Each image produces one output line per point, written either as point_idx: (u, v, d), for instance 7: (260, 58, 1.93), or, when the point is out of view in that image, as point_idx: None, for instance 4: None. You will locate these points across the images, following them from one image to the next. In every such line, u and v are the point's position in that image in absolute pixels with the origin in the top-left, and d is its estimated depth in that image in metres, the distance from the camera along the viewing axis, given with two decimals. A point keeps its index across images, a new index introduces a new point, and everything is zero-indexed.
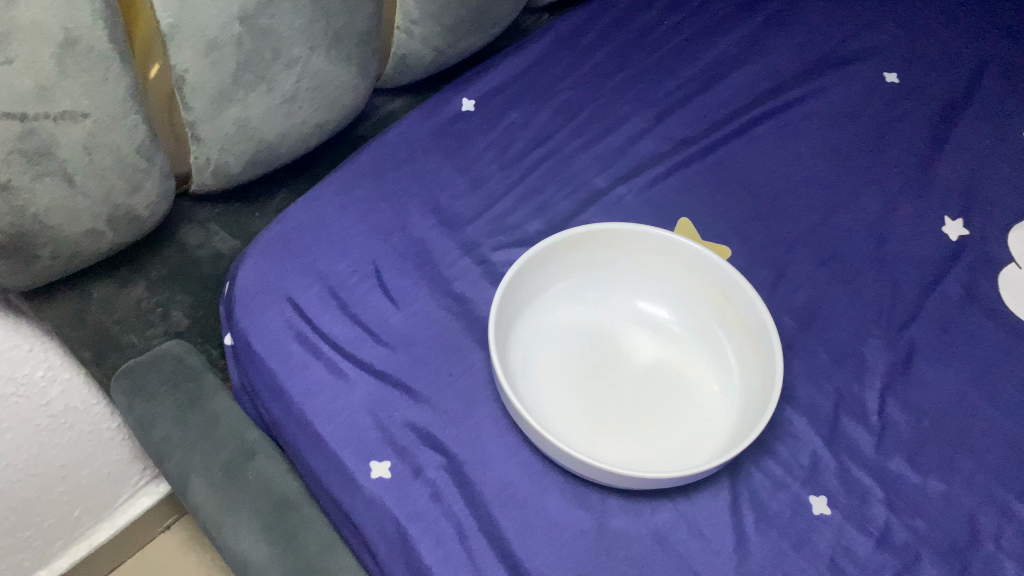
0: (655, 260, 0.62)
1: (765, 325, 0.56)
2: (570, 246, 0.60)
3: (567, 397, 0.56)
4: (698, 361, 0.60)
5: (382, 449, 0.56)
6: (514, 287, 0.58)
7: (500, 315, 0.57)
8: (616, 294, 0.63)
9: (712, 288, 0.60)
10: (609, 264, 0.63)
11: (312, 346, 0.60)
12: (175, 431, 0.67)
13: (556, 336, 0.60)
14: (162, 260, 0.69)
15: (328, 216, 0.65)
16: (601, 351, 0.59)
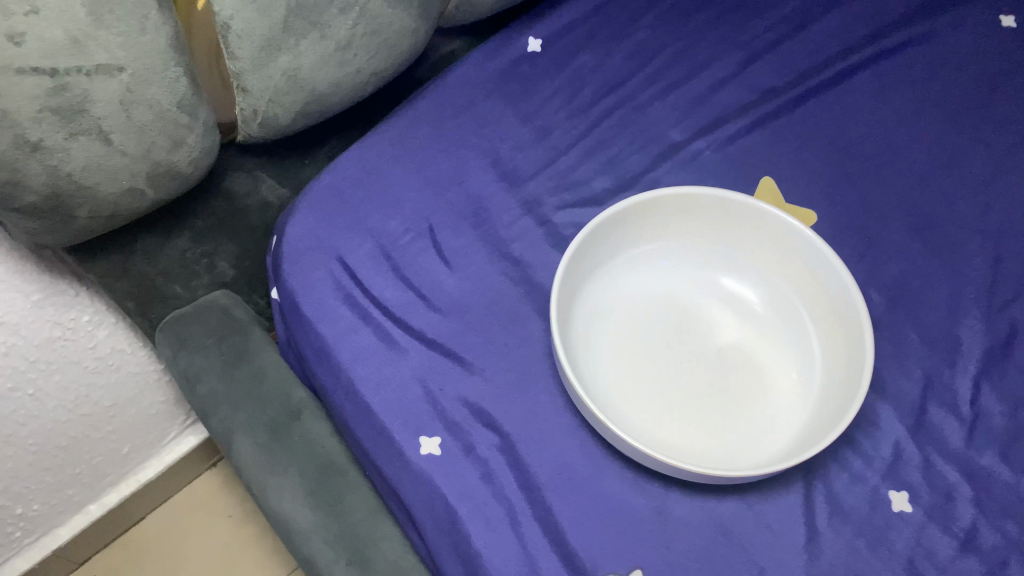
0: (735, 230, 0.57)
1: (855, 305, 0.51)
2: (641, 212, 0.55)
3: (632, 379, 0.53)
4: (777, 343, 0.55)
5: (432, 423, 0.53)
6: (578, 257, 0.53)
7: (563, 286, 0.53)
8: (690, 265, 0.58)
9: (798, 264, 0.55)
10: (683, 231, 0.58)
11: (361, 309, 0.56)
12: (220, 386, 0.65)
13: (623, 309, 0.56)
14: (208, 211, 0.64)
15: (379, 168, 0.61)
16: (672, 328, 0.55)
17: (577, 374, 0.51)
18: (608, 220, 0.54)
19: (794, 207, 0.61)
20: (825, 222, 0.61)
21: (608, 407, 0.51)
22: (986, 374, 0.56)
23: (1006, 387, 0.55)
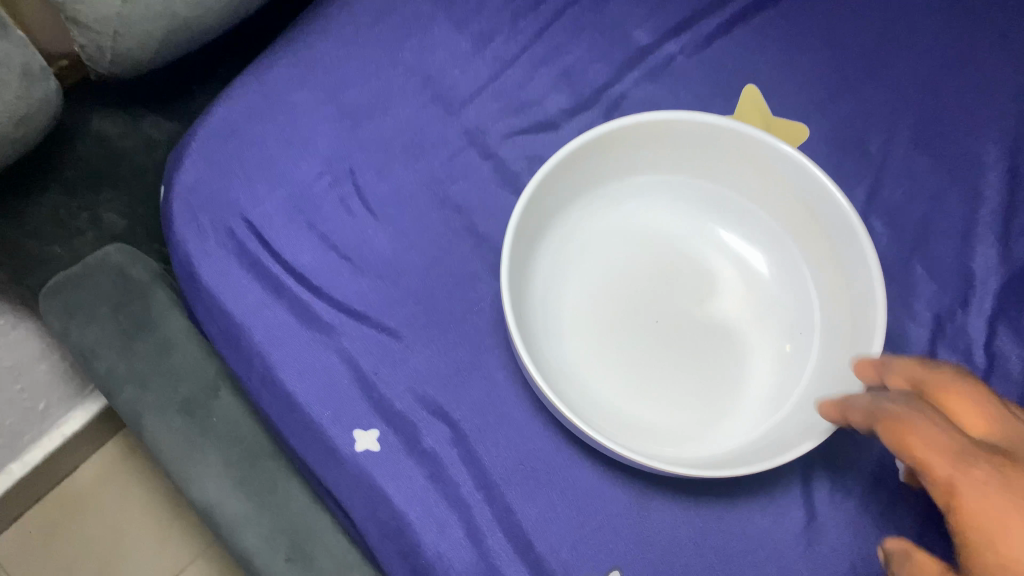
0: (715, 171, 0.48)
1: (861, 253, 0.43)
2: (607, 150, 0.46)
3: (597, 358, 0.45)
4: (761, 305, 0.48)
5: (369, 415, 0.44)
6: (532, 209, 0.44)
7: (517, 246, 0.44)
8: (663, 216, 0.50)
9: (793, 211, 0.47)
10: (656, 174, 0.49)
11: (273, 278, 0.47)
12: (121, 363, 0.55)
13: (585, 272, 0.48)
14: (76, 157, 0.55)
15: (283, 96, 0.49)
16: (642, 294, 0.47)
17: (534, 349, 0.43)
18: (569, 162, 0.45)
19: (784, 121, 0.52)
20: (822, 138, 0.51)
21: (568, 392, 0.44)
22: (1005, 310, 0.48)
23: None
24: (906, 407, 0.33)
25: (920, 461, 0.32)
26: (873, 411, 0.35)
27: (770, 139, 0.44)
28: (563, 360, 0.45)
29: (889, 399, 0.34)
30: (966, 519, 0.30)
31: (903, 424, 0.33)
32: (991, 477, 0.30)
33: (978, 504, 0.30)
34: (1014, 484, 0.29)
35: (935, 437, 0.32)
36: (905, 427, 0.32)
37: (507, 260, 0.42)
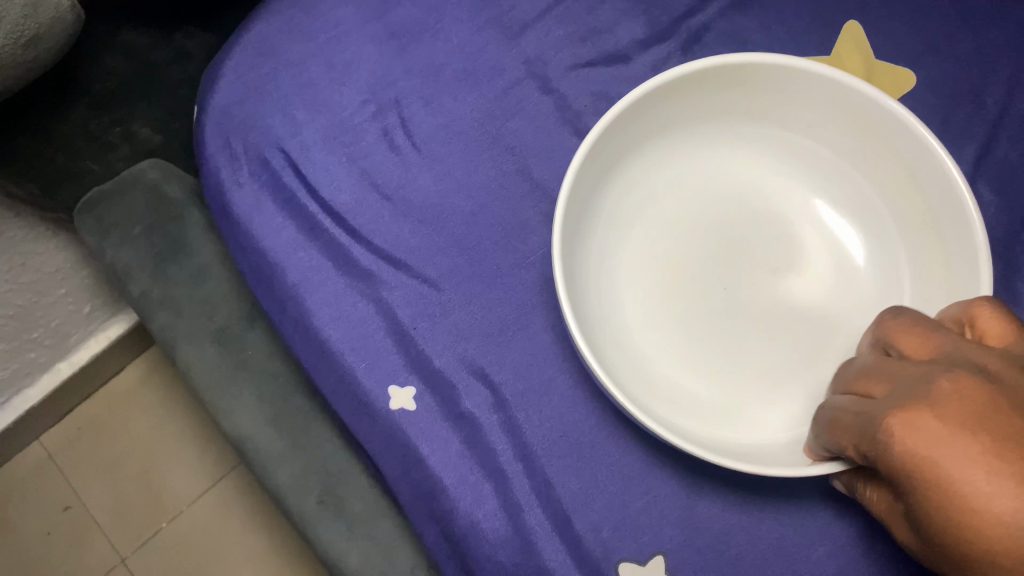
0: (805, 123, 0.43)
1: (967, 235, 0.37)
2: (685, 93, 0.41)
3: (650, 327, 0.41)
4: (840, 280, 0.43)
5: (405, 371, 0.42)
6: (593, 159, 0.39)
7: (575, 199, 0.40)
8: (742, 171, 0.44)
9: (893, 175, 0.41)
10: (737, 122, 0.44)
11: (309, 216, 0.43)
12: (155, 287, 0.53)
13: (647, 228, 0.43)
14: (111, 75, 0.48)
15: (326, 15, 0.45)
16: (708, 259, 0.42)
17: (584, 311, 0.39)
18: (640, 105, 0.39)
19: (886, 65, 0.45)
20: (930, 85, 0.45)
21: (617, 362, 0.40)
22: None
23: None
24: (840, 411, 0.30)
25: (863, 456, 0.28)
26: (823, 420, 0.32)
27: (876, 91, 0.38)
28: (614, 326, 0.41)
29: (836, 407, 0.31)
30: (916, 496, 0.25)
31: (840, 430, 0.30)
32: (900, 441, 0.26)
33: (910, 473, 0.25)
34: (917, 437, 0.25)
35: (861, 431, 0.28)
36: (840, 432, 0.30)
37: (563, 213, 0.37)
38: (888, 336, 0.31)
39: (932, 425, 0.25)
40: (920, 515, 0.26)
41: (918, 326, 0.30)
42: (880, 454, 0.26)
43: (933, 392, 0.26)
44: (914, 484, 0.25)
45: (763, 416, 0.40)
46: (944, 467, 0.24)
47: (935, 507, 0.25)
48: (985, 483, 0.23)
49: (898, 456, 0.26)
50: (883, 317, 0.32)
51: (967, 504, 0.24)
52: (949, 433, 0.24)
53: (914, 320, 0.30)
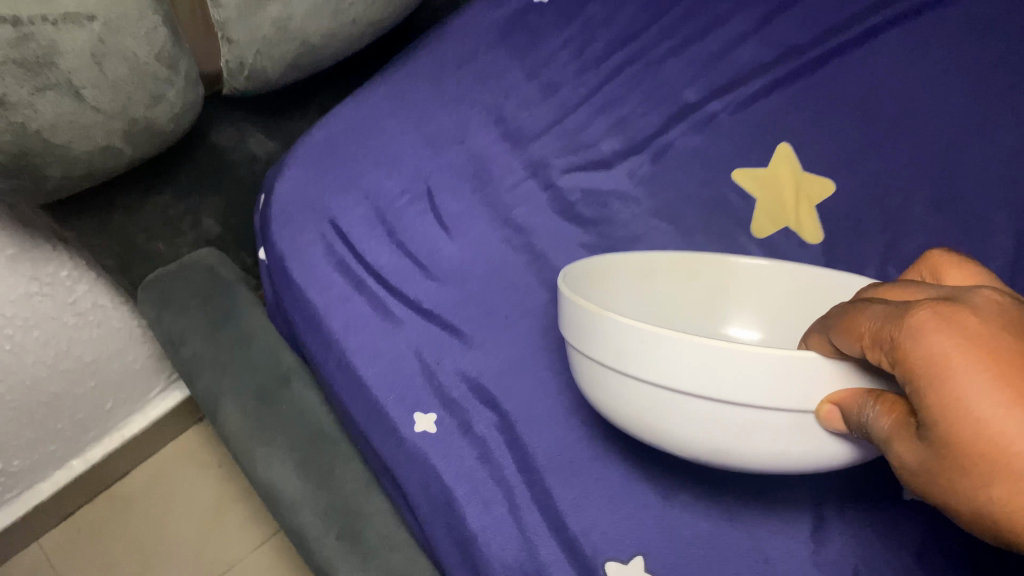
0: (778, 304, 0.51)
1: None
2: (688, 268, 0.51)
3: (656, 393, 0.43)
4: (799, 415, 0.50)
5: (428, 400, 0.51)
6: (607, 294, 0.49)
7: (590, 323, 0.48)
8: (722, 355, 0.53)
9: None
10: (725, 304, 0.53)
11: (354, 277, 0.54)
12: (205, 349, 0.63)
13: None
14: (193, 167, 0.59)
15: (377, 126, 0.57)
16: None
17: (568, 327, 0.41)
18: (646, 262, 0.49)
19: (812, 175, 0.58)
20: (846, 190, 0.58)
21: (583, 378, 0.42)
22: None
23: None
24: (856, 308, 0.31)
25: (876, 341, 0.29)
26: (830, 320, 0.32)
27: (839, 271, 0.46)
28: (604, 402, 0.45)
29: (850, 307, 0.31)
30: (917, 378, 0.26)
31: (855, 320, 0.30)
32: (928, 329, 0.26)
33: (925, 363, 0.26)
34: (954, 330, 0.26)
35: (884, 318, 0.29)
36: (857, 319, 0.30)
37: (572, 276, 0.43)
38: (938, 269, 0.37)
39: (969, 325, 0.26)
40: (925, 405, 0.26)
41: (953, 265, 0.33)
42: (899, 332, 0.27)
43: (976, 301, 0.27)
44: (927, 373, 0.26)
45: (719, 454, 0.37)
46: (963, 363, 0.25)
47: (933, 389, 0.26)
48: (999, 388, 0.24)
49: (921, 339, 0.26)
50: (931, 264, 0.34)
51: (972, 399, 0.25)
52: (983, 335, 0.25)
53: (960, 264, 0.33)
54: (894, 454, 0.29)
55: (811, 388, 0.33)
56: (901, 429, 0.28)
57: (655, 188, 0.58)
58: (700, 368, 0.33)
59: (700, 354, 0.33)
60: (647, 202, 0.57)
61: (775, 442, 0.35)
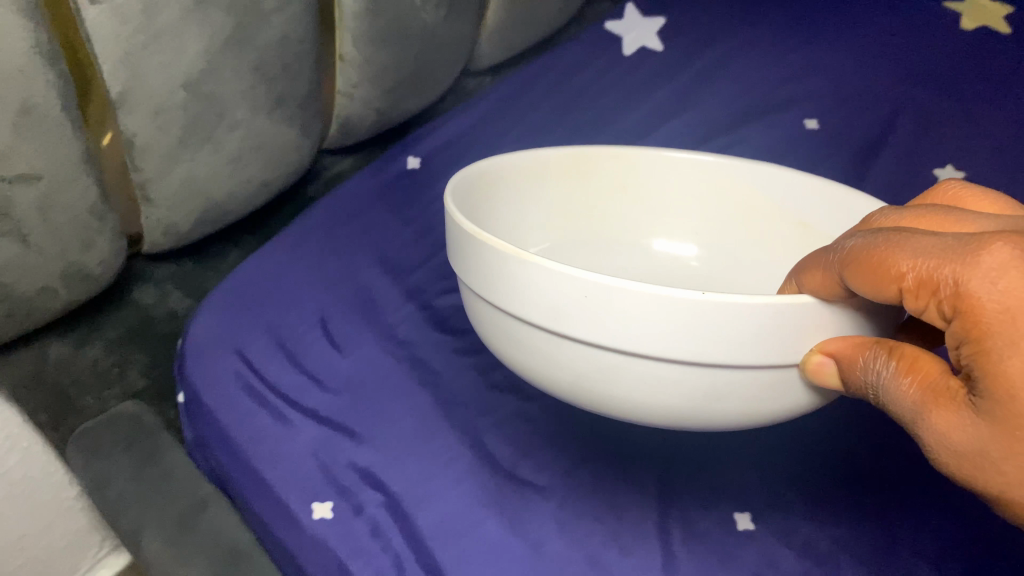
0: (683, 212, 0.70)
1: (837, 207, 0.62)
2: (574, 177, 0.68)
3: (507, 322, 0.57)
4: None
5: (326, 490, 0.59)
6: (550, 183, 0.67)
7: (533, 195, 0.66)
8: (658, 260, 0.70)
9: (783, 232, 0.67)
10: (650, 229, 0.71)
11: (259, 395, 0.63)
12: (130, 487, 0.67)
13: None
14: (118, 319, 0.68)
15: (277, 272, 0.68)
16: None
17: (471, 282, 0.47)
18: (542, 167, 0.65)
19: None
20: None
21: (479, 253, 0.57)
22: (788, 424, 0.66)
23: (801, 434, 0.66)
24: (885, 244, 0.37)
25: (923, 284, 0.36)
26: (845, 256, 0.39)
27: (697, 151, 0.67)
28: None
29: (877, 240, 0.38)
30: (985, 329, 0.33)
31: (890, 260, 0.37)
32: (1000, 280, 0.33)
33: (1003, 312, 0.33)
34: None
35: (941, 258, 0.35)
36: (893, 259, 0.37)
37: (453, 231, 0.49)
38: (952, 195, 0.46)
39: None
40: (1000, 352, 0.33)
41: (950, 210, 0.40)
42: (965, 280, 0.34)
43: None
44: (1005, 320, 0.33)
45: (644, 395, 0.44)
46: None
47: (1010, 339, 0.32)
48: None
49: (998, 289, 0.33)
50: (942, 194, 0.46)
51: None
52: None
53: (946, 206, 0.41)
54: (926, 405, 0.37)
55: (756, 325, 0.39)
56: (935, 389, 0.37)
57: None
58: (664, 322, 0.40)
59: (657, 304, 0.39)
60: None
61: (727, 390, 0.43)
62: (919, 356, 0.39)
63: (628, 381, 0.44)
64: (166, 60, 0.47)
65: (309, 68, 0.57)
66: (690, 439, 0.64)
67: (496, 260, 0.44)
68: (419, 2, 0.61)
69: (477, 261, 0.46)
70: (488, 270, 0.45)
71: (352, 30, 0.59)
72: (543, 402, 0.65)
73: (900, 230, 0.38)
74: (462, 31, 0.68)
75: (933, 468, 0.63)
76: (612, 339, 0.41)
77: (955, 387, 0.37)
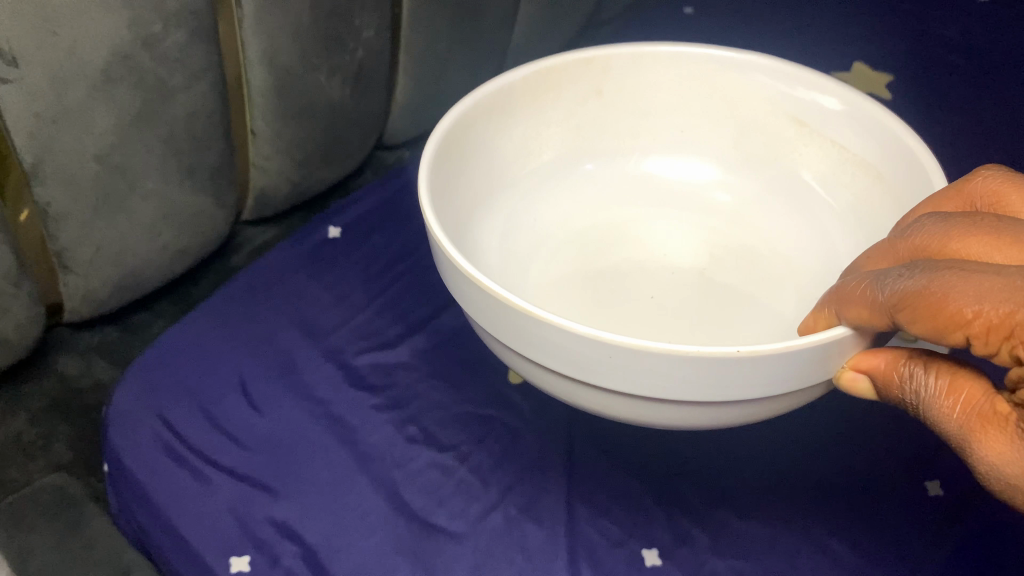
0: (687, 117, 0.76)
1: (836, 111, 0.69)
2: (552, 89, 0.72)
3: (479, 250, 0.67)
4: (773, 203, 0.75)
5: (242, 544, 0.60)
6: (530, 102, 0.71)
7: (518, 116, 0.71)
8: (643, 174, 0.78)
9: (769, 122, 0.74)
10: (632, 132, 0.77)
11: (181, 456, 0.65)
12: (51, 556, 0.64)
13: (561, 224, 0.75)
14: (39, 389, 0.73)
15: (200, 341, 0.71)
16: (622, 238, 0.75)
17: (491, 327, 0.51)
18: (519, 84, 0.69)
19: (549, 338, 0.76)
20: None
21: (471, 179, 0.67)
22: (697, 454, 0.68)
23: (709, 466, 0.67)
24: (942, 284, 0.41)
25: (991, 329, 0.40)
26: (897, 298, 0.43)
27: (681, 45, 0.73)
28: (489, 205, 0.70)
29: (932, 278, 0.42)
30: None
31: (950, 301, 0.41)
32: None
33: None
34: None
35: (1009, 301, 0.39)
36: (954, 301, 0.41)
37: (427, 187, 0.57)
38: (994, 190, 0.50)
39: None
40: None
41: (995, 226, 0.44)
42: None
43: None
44: None
45: (661, 416, 0.50)
46: None
47: None
48: None
49: None
50: (973, 187, 0.50)
51: None
52: None
53: (987, 221, 0.45)
54: (970, 424, 0.43)
55: (772, 370, 0.46)
56: (978, 410, 0.43)
57: (432, 357, 0.73)
58: (688, 376, 0.45)
59: (682, 364, 0.44)
60: (423, 366, 0.72)
61: (735, 411, 0.50)
62: (960, 377, 0.44)
63: (650, 409, 0.50)
64: (74, 136, 0.52)
65: (218, 142, 0.62)
66: (603, 475, 0.66)
67: (507, 318, 0.48)
68: (324, 80, 0.66)
69: (481, 304, 0.50)
70: (509, 330, 0.49)
71: (261, 108, 0.64)
72: (459, 450, 0.66)
73: (952, 267, 0.42)
74: (371, 107, 0.74)
75: (834, 489, 0.66)
76: (642, 388, 0.47)
77: (999, 412, 0.42)
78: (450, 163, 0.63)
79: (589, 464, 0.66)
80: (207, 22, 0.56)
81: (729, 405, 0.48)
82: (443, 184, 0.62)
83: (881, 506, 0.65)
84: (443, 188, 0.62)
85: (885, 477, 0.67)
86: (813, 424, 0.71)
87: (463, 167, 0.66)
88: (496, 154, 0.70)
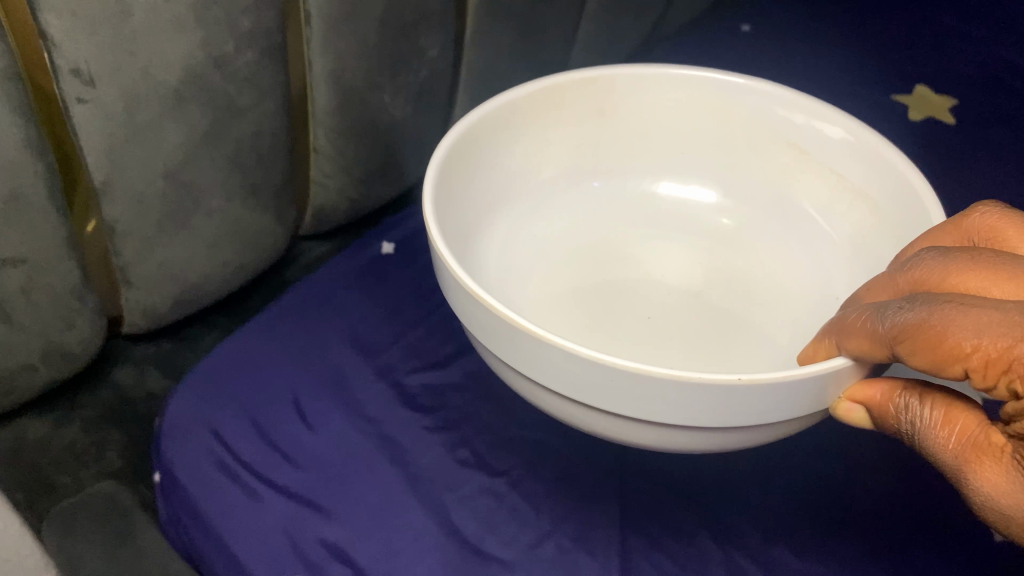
0: (696, 138, 0.74)
1: (840, 140, 0.68)
2: (553, 107, 0.70)
3: (478, 267, 0.66)
4: (770, 236, 0.73)
5: (293, 565, 0.60)
6: (535, 120, 0.70)
7: (523, 133, 0.69)
8: (648, 194, 0.76)
9: (779, 151, 0.72)
10: (631, 155, 0.76)
11: (233, 471, 0.64)
12: (103, 564, 0.64)
13: (559, 242, 0.73)
14: (95, 399, 0.73)
15: (253, 358, 0.71)
16: (614, 260, 0.73)
17: (496, 349, 0.49)
18: (524, 101, 0.68)
19: None
20: None
21: (475, 192, 0.66)
22: (749, 487, 0.67)
23: (764, 500, 0.66)
24: (939, 316, 0.40)
25: (990, 363, 0.38)
26: (896, 330, 0.41)
27: (690, 68, 0.72)
28: (490, 221, 0.68)
29: (929, 310, 0.40)
30: None
31: (948, 335, 0.39)
32: None
33: None
34: None
35: (1006, 335, 0.37)
36: (951, 335, 0.39)
37: (433, 203, 0.56)
38: (990, 225, 0.48)
39: None
40: None
41: (996, 261, 0.43)
42: None
43: None
44: None
45: (662, 440, 0.49)
46: None
47: None
48: None
49: None
50: (969, 223, 0.49)
51: None
52: None
53: (987, 255, 0.43)
54: (964, 455, 0.41)
55: (777, 396, 0.44)
56: (973, 440, 0.41)
57: (482, 378, 0.72)
58: (691, 401, 0.44)
59: (683, 389, 0.43)
60: (473, 387, 0.71)
61: (738, 437, 0.48)
62: (953, 408, 0.43)
63: (652, 433, 0.48)
64: (145, 153, 0.52)
65: (281, 160, 0.62)
66: (656, 506, 0.65)
67: (506, 336, 0.47)
68: (387, 99, 0.66)
69: (486, 327, 0.48)
70: (509, 349, 0.48)
71: (324, 125, 0.63)
72: (510, 475, 0.65)
73: (949, 300, 0.40)
74: (429, 124, 0.74)
75: (892, 529, 0.64)
76: (645, 412, 0.46)
77: (994, 443, 0.41)
78: (456, 178, 0.62)
79: (642, 495, 0.65)
80: (277, 40, 0.55)
81: (734, 431, 0.47)
82: (445, 199, 0.61)
83: (943, 550, 0.63)
84: (446, 203, 0.61)
85: (946, 519, 0.65)
86: (866, 462, 0.69)
87: (466, 184, 0.64)
88: (501, 172, 0.69)
